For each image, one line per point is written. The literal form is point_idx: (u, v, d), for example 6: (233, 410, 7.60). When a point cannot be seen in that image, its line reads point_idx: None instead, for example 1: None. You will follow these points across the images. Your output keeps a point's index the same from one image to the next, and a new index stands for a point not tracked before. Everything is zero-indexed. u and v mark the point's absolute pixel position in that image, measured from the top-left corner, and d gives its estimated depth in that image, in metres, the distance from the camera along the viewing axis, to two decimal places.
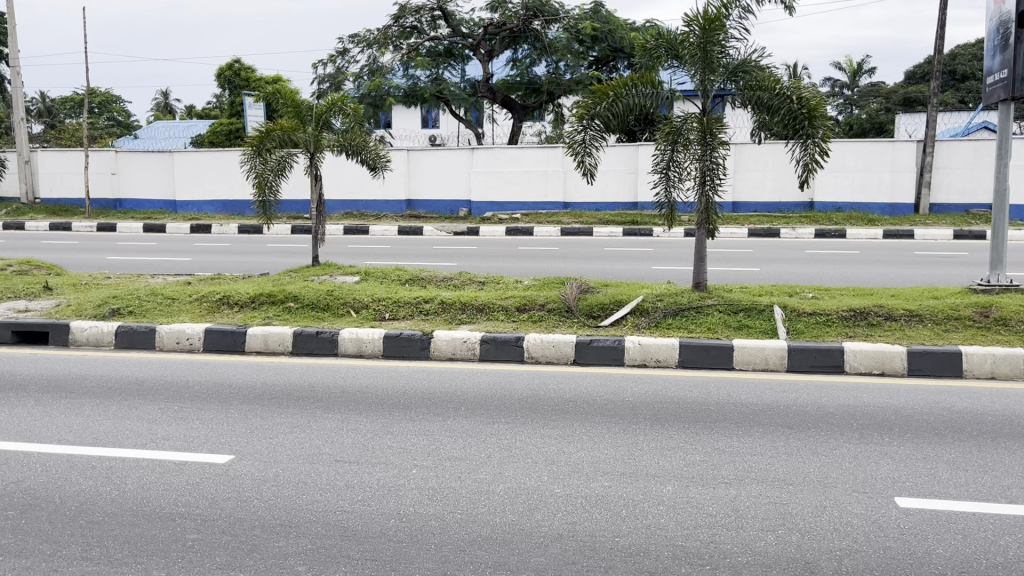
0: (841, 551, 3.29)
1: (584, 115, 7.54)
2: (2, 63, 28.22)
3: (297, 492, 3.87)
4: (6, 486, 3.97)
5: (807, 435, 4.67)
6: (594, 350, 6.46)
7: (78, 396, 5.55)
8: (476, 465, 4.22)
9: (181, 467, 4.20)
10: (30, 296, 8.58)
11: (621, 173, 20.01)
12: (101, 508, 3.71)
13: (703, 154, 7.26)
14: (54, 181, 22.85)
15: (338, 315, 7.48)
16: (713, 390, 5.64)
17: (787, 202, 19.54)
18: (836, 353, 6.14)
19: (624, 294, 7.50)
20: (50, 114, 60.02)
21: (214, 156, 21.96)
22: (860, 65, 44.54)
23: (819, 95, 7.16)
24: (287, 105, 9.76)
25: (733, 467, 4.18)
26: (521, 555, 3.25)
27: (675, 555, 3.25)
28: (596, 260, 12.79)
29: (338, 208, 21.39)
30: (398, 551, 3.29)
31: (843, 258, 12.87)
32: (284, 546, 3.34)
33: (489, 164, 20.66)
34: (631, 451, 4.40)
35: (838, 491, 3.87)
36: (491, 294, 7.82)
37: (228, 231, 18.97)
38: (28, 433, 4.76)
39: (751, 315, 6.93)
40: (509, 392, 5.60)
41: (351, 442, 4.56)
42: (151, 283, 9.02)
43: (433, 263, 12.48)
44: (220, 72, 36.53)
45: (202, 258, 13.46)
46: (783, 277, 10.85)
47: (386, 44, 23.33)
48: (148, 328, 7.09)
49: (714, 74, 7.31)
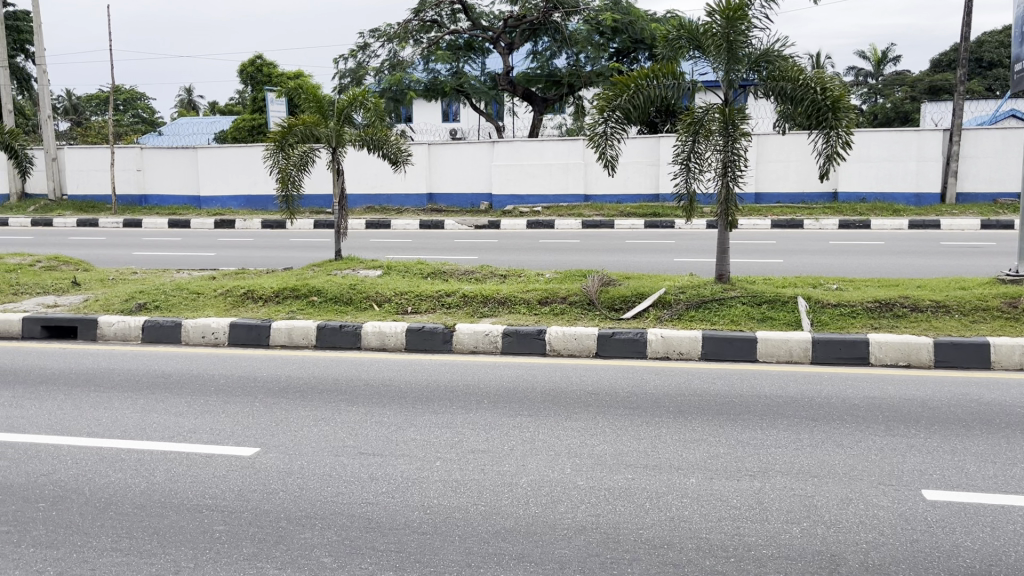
0: (867, 544, 3.27)
1: (605, 107, 7.49)
2: (28, 61, 28.70)
3: (322, 485, 3.90)
4: (37, 478, 4.03)
5: (832, 427, 4.64)
6: (616, 342, 6.45)
7: (108, 389, 5.63)
8: (499, 457, 4.23)
9: (208, 459, 4.25)
10: (60, 291, 8.71)
11: (642, 165, 19.92)
12: (131, 500, 3.77)
13: (724, 145, 7.23)
14: (80, 177, 23.11)
15: (361, 309, 7.52)
16: (737, 382, 5.62)
17: (810, 192, 19.33)
18: (861, 345, 6.09)
19: (647, 286, 7.48)
20: (76, 112, 60.83)
21: (237, 151, 22.08)
22: (885, 54, 44.11)
23: (844, 86, 7.06)
24: (308, 100, 9.70)
25: (756, 460, 4.16)
26: (545, 548, 3.25)
27: (699, 547, 3.25)
28: (617, 252, 12.78)
29: (360, 202, 21.49)
30: (422, 542, 3.31)
31: (868, 249, 12.74)
32: (310, 537, 3.37)
33: (510, 157, 20.63)
34: (654, 444, 4.40)
35: (864, 484, 3.85)
36: (513, 287, 7.82)
37: (251, 226, 19.12)
38: (58, 426, 4.83)
39: (775, 307, 6.88)
40: (532, 385, 5.61)
41: (376, 435, 4.59)
42: (177, 278, 9.11)
43: (455, 257, 12.54)
44: (243, 68, 36.86)
45: (226, 253, 13.59)
46: (807, 268, 10.79)
47: (406, 38, 23.15)
48: (173, 322, 7.16)
49: (738, 66, 7.27)
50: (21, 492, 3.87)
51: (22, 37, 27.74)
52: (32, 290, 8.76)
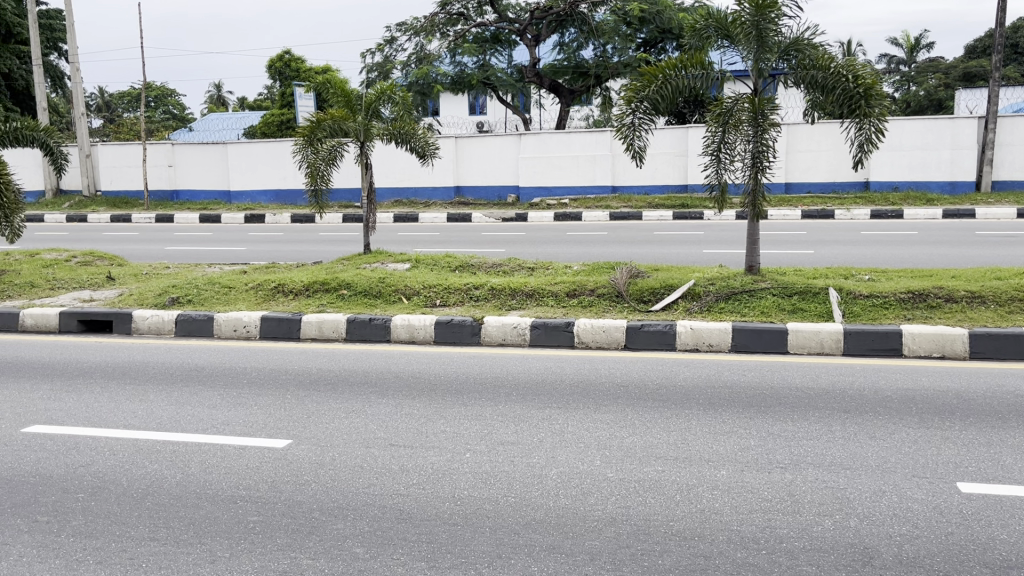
0: (901, 536, 3.24)
1: (632, 99, 7.43)
2: (60, 59, 29.19)
3: (354, 476, 3.93)
4: (75, 469, 4.11)
5: (865, 420, 4.58)
6: (645, 335, 6.43)
7: (142, 382, 5.73)
8: (529, 449, 4.24)
9: (242, 451, 4.31)
10: (95, 286, 8.86)
11: (670, 156, 19.80)
12: (167, 491, 3.83)
13: (754, 136, 7.16)
14: (113, 174, 23.46)
15: (390, 302, 7.57)
16: (768, 374, 5.57)
17: (841, 181, 19.12)
18: (894, 336, 6.01)
19: (676, 278, 7.44)
20: (109, 109, 61.91)
21: (266, 146, 22.23)
22: (918, 41, 43.42)
23: (876, 73, 6.96)
24: (336, 95, 9.79)
25: (788, 452, 4.14)
26: (575, 539, 3.26)
27: (730, 539, 3.24)
28: (646, 244, 12.74)
29: (388, 195, 21.60)
30: (453, 533, 3.33)
31: (901, 239, 12.57)
32: (342, 528, 3.41)
33: (537, 150, 20.60)
34: (684, 436, 4.38)
35: (898, 476, 3.80)
36: (541, 280, 7.83)
37: (281, 220, 19.29)
38: (96, 418, 4.93)
39: (806, 298, 6.82)
40: (560, 377, 5.61)
41: (406, 427, 4.63)
42: (208, 273, 9.24)
43: (482, 250, 12.55)
44: (271, 64, 37.21)
45: (257, 247, 13.75)
46: (838, 259, 10.66)
47: (433, 32, 23.24)
48: (206, 316, 7.26)
49: (769, 54, 7.15)
50: (61, 483, 3.95)
51: (55, 36, 28.24)
52: (69, 285, 8.92)
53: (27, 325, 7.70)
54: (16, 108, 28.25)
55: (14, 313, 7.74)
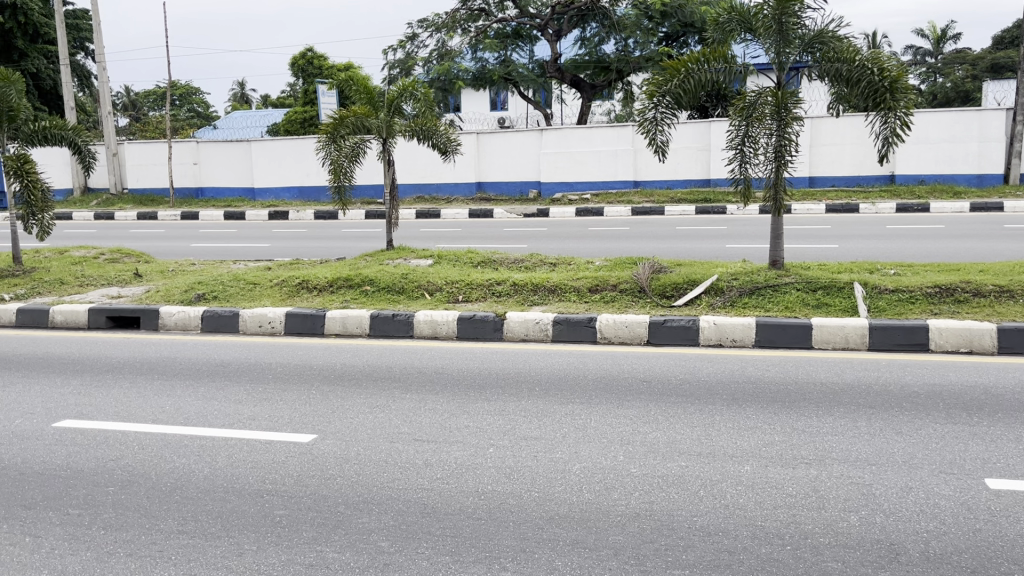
0: (928, 532, 3.22)
1: (654, 93, 7.40)
2: (86, 58, 29.54)
3: (378, 470, 3.97)
4: (105, 463, 4.18)
5: (890, 415, 4.55)
6: (667, 330, 6.41)
7: (170, 377, 5.81)
8: (551, 444, 4.26)
9: (268, 446, 4.36)
10: (123, 282, 8.98)
11: (693, 150, 19.68)
12: (195, 484, 3.88)
13: (777, 129, 7.14)
14: (139, 172, 23.72)
15: (413, 298, 7.60)
16: (792, 369, 5.55)
17: (866, 175, 18.92)
18: (920, 331, 5.95)
19: (699, 273, 7.40)
20: (135, 108, 62.67)
21: (289, 143, 22.35)
22: (945, 31, 42.80)
23: (901, 65, 6.85)
24: (359, 92, 9.91)
25: (812, 447, 4.12)
26: (599, 534, 3.27)
27: (754, 535, 3.23)
28: (668, 239, 12.73)
29: (410, 191, 21.68)
30: (477, 528, 3.35)
31: (926, 233, 12.43)
32: (368, 522, 3.44)
33: (559, 145, 20.57)
34: (708, 432, 4.37)
35: (924, 472, 3.78)
36: (563, 275, 7.83)
37: (304, 217, 19.42)
38: (125, 413, 5.00)
39: (831, 293, 6.77)
40: (583, 372, 5.62)
41: (430, 422, 4.66)
42: (234, 269, 9.35)
43: (504, 245, 12.57)
44: (294, 62, 37.47)
45: (281, 244, 13.88)
46: (863, 254, 10.57)
47: (454, 28, 23.42)
48: (231, 312, 7.33)
49: (788, 48, 7.18)
50: (91, 477, 4.02)
51: (81, 35, 28.62)
52: (97, 281, 9.05)
53: (56, 322, 7.82)
54: (44, 107, 28.65)
55: (44, 309, 7.86)
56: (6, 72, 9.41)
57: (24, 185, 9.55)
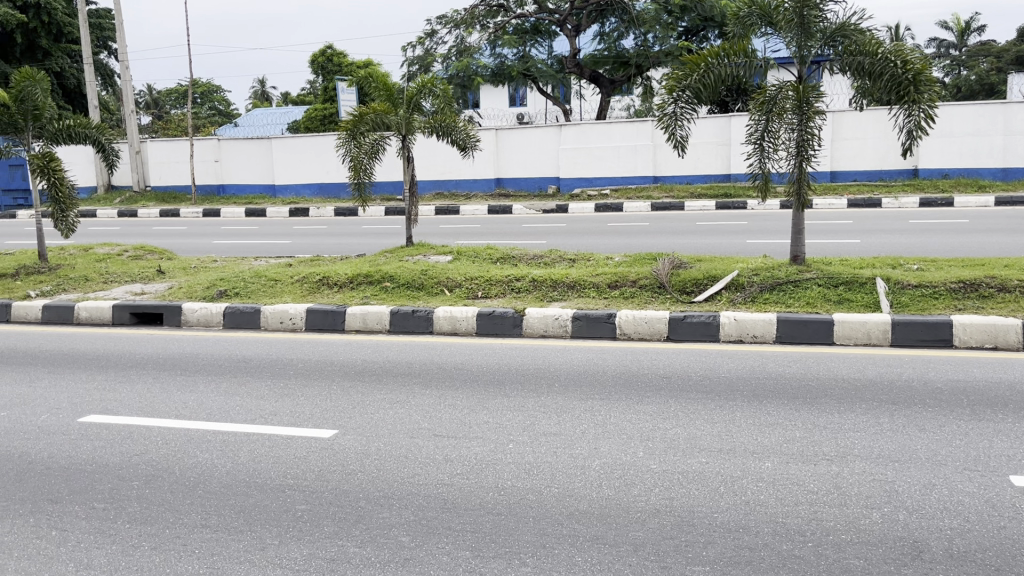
0: (952, 530, 3.19)
1: (674, 88, 7.37)
2: (110, 58, 29.87)
3: (398, 466, 3.99)
4: (130, 458, 4.23)
5: (913, 412, 4.51)
6: (688, 326, 6.38)
7: (193, 373, 5.86)
8: (571, 440, 4.26)
9: (289, 441, 4.39)
10: (146, 279, 9.08)
11: (713, 145, 19.57)
12: (217, 479, 3.93)
13: (798, 124, 7.06)
14: (162, 170, 23.96)
15: (432, 294, 7.63)
16: (813, 365, 5.51)
17: (889, 169, 18.73)
18: (944, 327, 5.90)
19: (719, 269, 7.37)
20: (157, 106, 63.35)
21: (309, 140, 22.45)
22: (969, 24, 42.24)
23: (925, 57, 6.78)
24: (379, 89, 9.90)
25: (834, 444, 4.09)
26: (619, 530, 3.27)
27: (776, 531, 3.22)
28: (688, 234, 12.65)
29: (430, 188, 21.75)
30: (497, 523, 3.36)
31: (950, 227, 12.30)
32: (388, 517, 3.46)
33: (578, 141, 20.54)
34: (728, 428, 4.35)
35: (948, 469, 3.74)
36: (583, 271, 7.82)
37: (324, 214, 19.51)
38: (149, 408, 5.05)
39: (852, 289, 6.71)
40: (603, 368, 5.61)
41: (450, 418, 4.67)
42: (255, 266, 9.40)
43: (523, 242, 12.57)
44: (313, 59, 37.63)
45: (301, 240, 13.96)
46: (885, 249, 10.47)
47: (473, 24, 23.30)
48: (253, 308, 7.39)
49: (810, 41, 7.12)
50: (116, 471, 4.07)
51: (104, 34, 28.98)
52: (121, 278, 9.16)
53: (81, 318, 7.93)
54: (68, 106, 29.02)
55: (69, 306, 7.97)
56: (32, 70, 9.53)
57: (51, 182, 9.66)
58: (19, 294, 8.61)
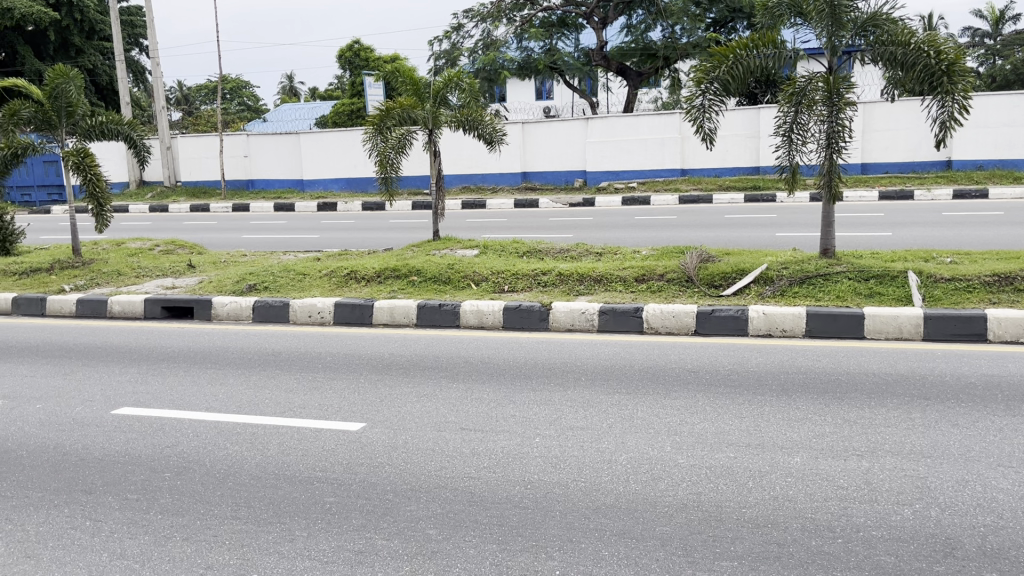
0: (985, 527, 3.14)
1: (702, 80, 7.28)
2: (141, 54, 30.25)
3: (425, 459, 4.01)
4: (162, 450, 4.29)
5: (946, 407, 4.45)
6: (715, 320, 6.33)
7: (222, 366, 5.93)
8: (598, 434, 4.25)
9: (317, 433, 4.43)
10: (177, 273, 9.19)
11: (741, 137, 19.40)
12: (247, 471, 3.97)
13: (829, 115, 6.96)
14: (192, 165, 24.25)
15: (459, 288, 7.64)
16: (843, 359, 5.45)
17: (922, 161, 18.47)
18: (978, 320, 5.81)
19: (748, 262, 7.30)
20: (187, 103, 63.98)
21: (337, 135, 22.56)
22: (1003, 13, 41.36)
23: (959, 47, 6.65)
24: (405, 84, 9.91)
25: (865, 439, 4.05)
26: (646, 524, 3.26)
27: (805, 527, 3.19)
28: (716, 228, 12.56)
29: (456, 182, 21.80)
30: (524, 517, 3.37)
31: (983, 220, 12.12)
32: (415, 510, 3.47)
33: (604, 134, 20.46)
34: (756, 423, 4.32)
35: (981, 465, 3.68)
36: (610, 265, 7.79)
37: (352, 208, 19.61)
38: (180, 401, 5.12)
39: (883, 282, 6.63)
40: (629, 363, 5.59)
41: (476, 411, 4.68)
42: (283, 260, 9.47)
43: (549, 236, 12.57)
44: (340, 54, 37.87)
45: (329, 234, 14.06)
46: (916, 242, 10.33)
47: (500, 17, 23.19)
48: (282, 302, 7.46)
49: (842, 31, 7.01)
50: (149, 462, 4.13)
51: (136, 31, 29.36)
52: (153, 272, 9.28)
53: (115, 312, 8.06)
54: (100, 103, 29.45)
55: (102, 300, 8.10)
56: (65, 68, 9.68)
57: (86, 178, 9.79)
58: (54, 288, 8.76)
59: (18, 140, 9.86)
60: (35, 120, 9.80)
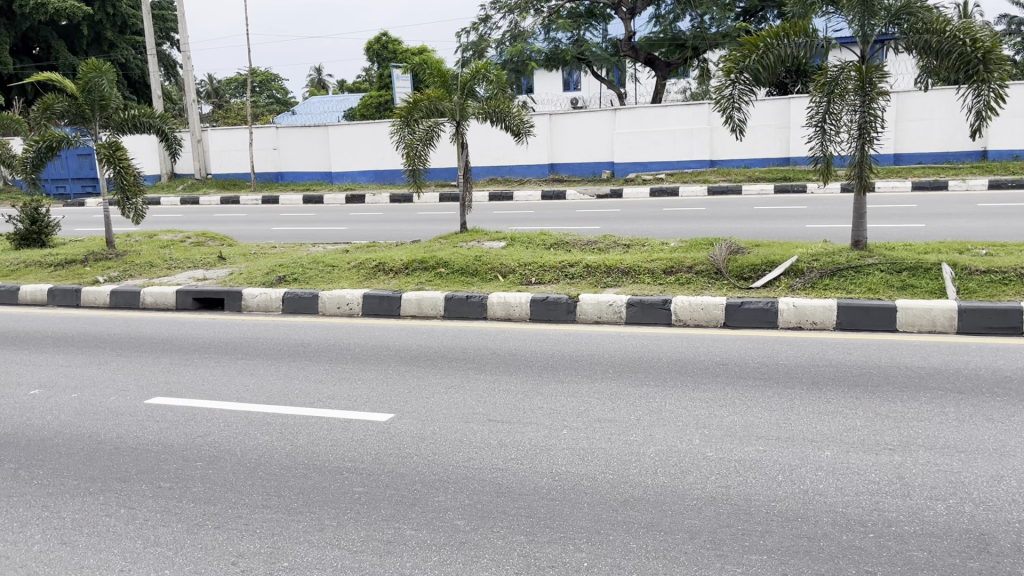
0: (1021, 523, 3.09)
1: (732, 70, 7.21)
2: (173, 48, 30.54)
3: (453, 450, 4.03)
4: (194, 439, 4.35)
5: (981, 401, 4.38)
6: (745, 313, 6.28)
7: (252, 357, 5.99)
8: (626, 427, 4.23)
9: (346, 424, 4.46)
10: (208, 265, 9.29)
11: (771, 127, 19.21)
12: (277, 461, 4.01)
13: (861, 105, 6.85)
14: (223, 158, 24.48)
15: (486, 280, 7.65)
16: (876, 352, 5.39)
17: (956, 151, 18.16)
18: (1014, 314, 5.71)
19: (778, 254, 7.23)
20: (217, 95, 64.21)
21: (365, 128, 22.65)
22: None
23: (995, 35, 6.50)
24: (433, 76, 9.95)
25: (897, 433, 3.99)
26: (674, 517, 3.25)
27: (835, 521, 3.16)
28: (745, 219, 12.45)
29: (483, 173, 21.80)
30: (552, 509, 3.37)
31: (1016, 211, 11.94)
32: (444, 501, 3.49)
33: (633, 125, 20.36)
34: (786, 416, 4.29)
35: (1017, 461, 3.62)
36: (637, 257, 7.75)
37: (380, 200, 19.70)
38: (211, 391, 5.19)
39: (916, 274, 6.53)
40: (657, 355, 5.57)
41: (503, 403, 4.69)
42: (312, 252, 9.54)
43: (576, 227, 12.54)
44: (368, 47, 38.10)
45: (357, 226, 14.13)
46: (949, 233, 10.18)
47: (528, 9, 23.17)
48: (312, 294, 7.51)
49: (873, 19, 6.93)
50: (181, 451, 4.19)
51: (167, 25, 29.67)
52: (184, 264, 9.39)
53: (147, 303, 8.17)
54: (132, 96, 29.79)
55: (135, 291, 8.22)
56: (99, 62, 9.79)
57: (117, 171, 9.91)
58: (88, 279, 8.89)
59: (51, 134, 10.01)
60: (68, 114, 9.97)
